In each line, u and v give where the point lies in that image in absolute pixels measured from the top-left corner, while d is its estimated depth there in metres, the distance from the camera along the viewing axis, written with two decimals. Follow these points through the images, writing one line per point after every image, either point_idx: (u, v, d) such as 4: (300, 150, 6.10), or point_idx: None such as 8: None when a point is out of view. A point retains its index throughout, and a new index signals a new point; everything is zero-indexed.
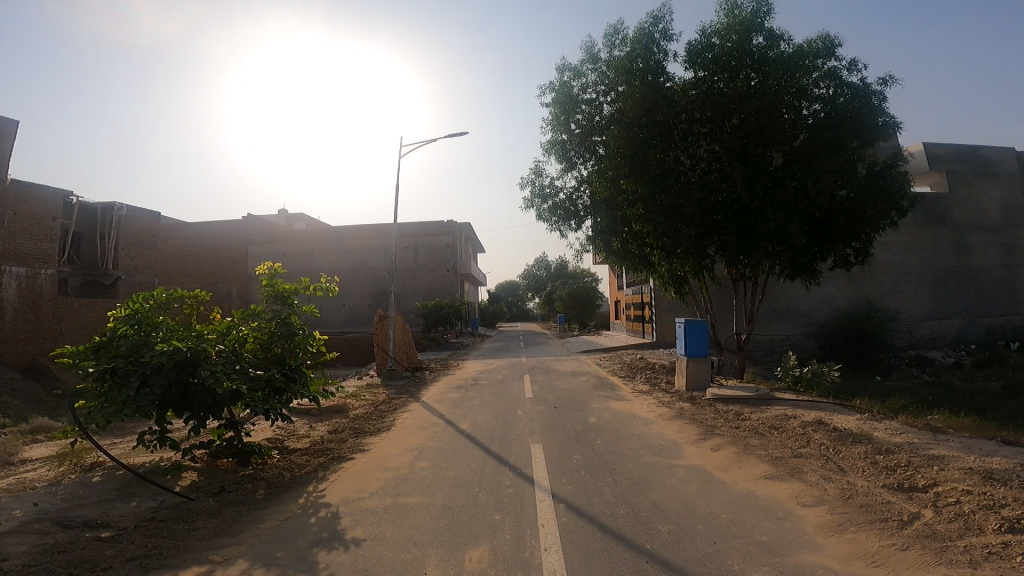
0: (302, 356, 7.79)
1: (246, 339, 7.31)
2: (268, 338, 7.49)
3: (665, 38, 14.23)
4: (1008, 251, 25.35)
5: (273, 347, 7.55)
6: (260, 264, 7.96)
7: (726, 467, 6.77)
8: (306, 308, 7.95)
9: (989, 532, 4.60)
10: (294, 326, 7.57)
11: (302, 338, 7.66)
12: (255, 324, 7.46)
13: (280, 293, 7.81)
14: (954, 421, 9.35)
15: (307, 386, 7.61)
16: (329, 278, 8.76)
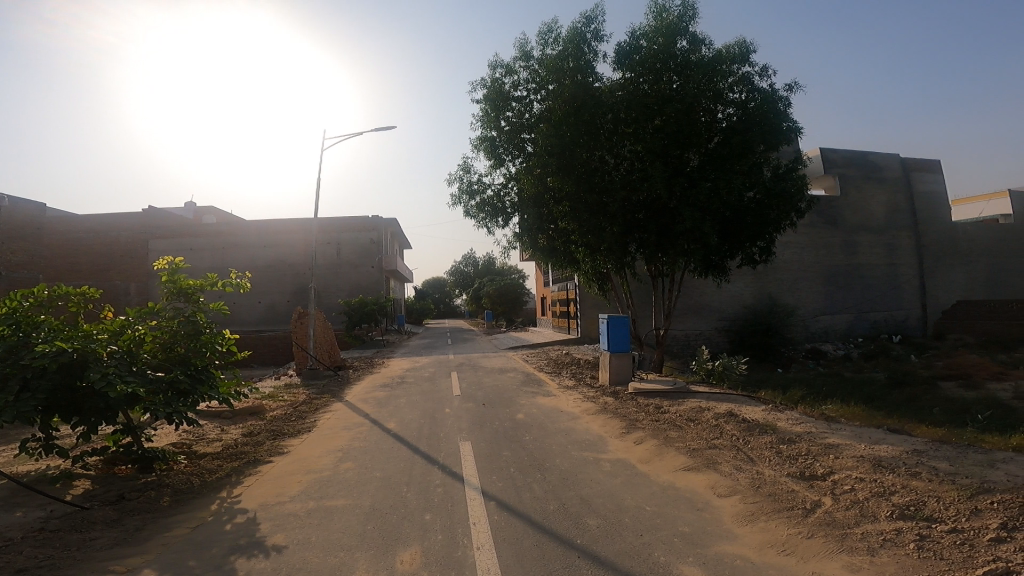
0: (210, 356, 7.40)
1: (144, 339, 6.89)
2: (170, 337, 7.08)
3: (596, 38, 14.48)
4: (891, 250, 27.46)
5: (177, 348, 7.14)
6: (159, 260, 7.55)
7: (648, 460, 6.99)
8: (213, 306, 7.57)
9: (883, 518, 4.96)
10: (199, 324, 7.22)
11: (209, 338, 7.30)
12: (154, 323, 7.03)
13: (182, 289, 7.43)
14: (847, 411, 10.04)
15: (216, 388, 7.23)
16: (240, 274, 8.39)
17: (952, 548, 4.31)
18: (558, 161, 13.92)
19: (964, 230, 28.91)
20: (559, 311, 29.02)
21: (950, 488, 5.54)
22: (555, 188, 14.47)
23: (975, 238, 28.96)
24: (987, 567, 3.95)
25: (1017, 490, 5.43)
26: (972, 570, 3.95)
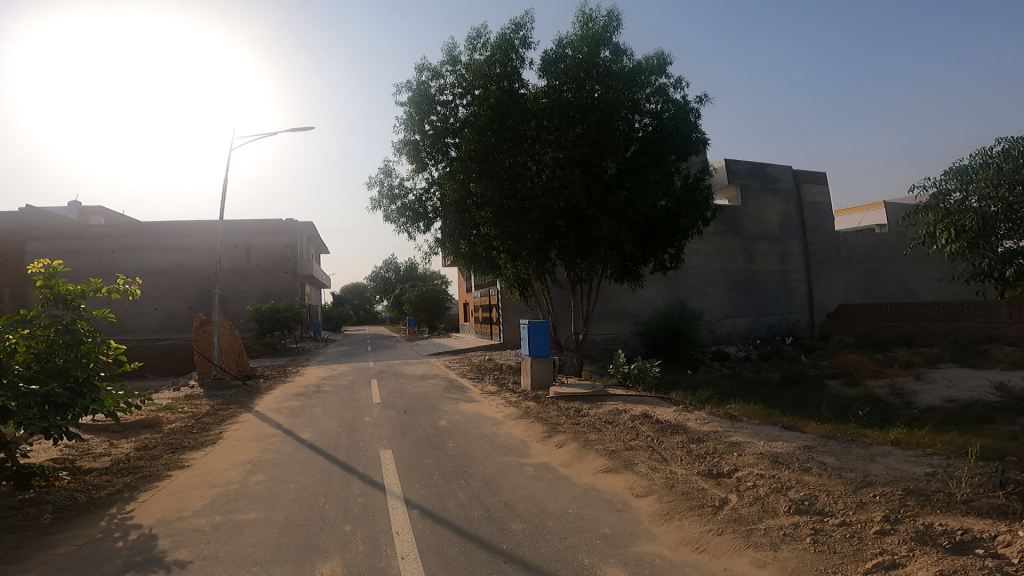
0: (94, 367, 6.88)
1: (15, 349, 6.32)
2: (47, 347, 6.52)
3: (524, 46, 14.61)
4: (785, 258, 29.25)
5: (55, 359, 6.57)
6: (33, 263, 6.94)
7: (569, 463, 7.09)
8: (98, 313, 7.03)
9: (783, 513, 5.25)
10: (80, 333, 6.68)
11: (92, 347, 6.73)
12: (28, 333, 6.47)
13: (61, 295, 6.88)
14: (750, 409, 10.58)
15: (99, 401, 6.67)
16: (129, 279, 7.85)
17: (844, 541, 4.62)
18: (482, 166, 13.95)
19: (846, 239, 31.20)
20: (481, 317, 29.01)
21: (840, 482, 5.93)
22: (477, 194, 14.46)
23: (855, 247, 31.30)
24: (875, 560, 4.24)
25: (896, 483, 5.89)
26: (862, 562, 4.25)
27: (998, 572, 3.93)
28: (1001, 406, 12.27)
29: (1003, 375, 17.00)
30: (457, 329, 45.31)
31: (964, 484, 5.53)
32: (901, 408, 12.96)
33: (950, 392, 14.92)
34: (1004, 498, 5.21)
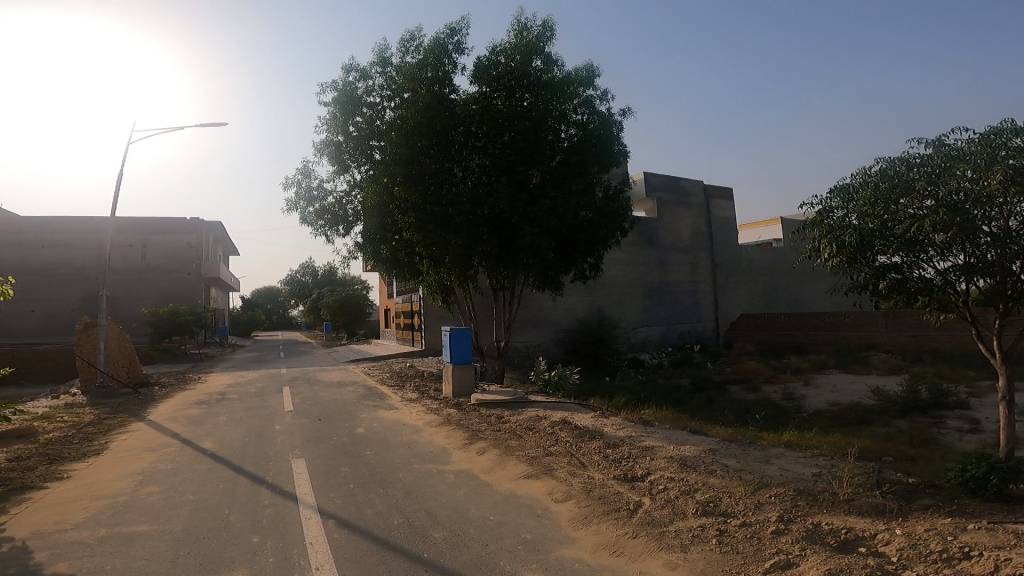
0: None
1: None
2: None
3: (457, 51, 14.61)
4: (695, 269, 30.50)
5: None
6: None
7: (490, 469, 7.09)
8: None
9: (691, 515, 5.45)
10: None
11: None
12: None
13: None
14: (664, 415, 10.94)
15: None
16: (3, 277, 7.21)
17: (746, 541, 4.84)
18: (407, 171, 13.81)
19: (749, 253, 32.91)
20: (402, 323, 28.62)
21: (740, 484, 6.23)
22: (401, 198, 14.31)
23: (756, 260, 33.06)
24: (773, 559, 4.46)
25: (790, 483, 6.24)
26: (763, 561, 4.45)
27: (880, 569, 4.23)
28: (879, 408, 13.29)
29: (883, 380, 18.43)
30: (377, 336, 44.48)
31: (848, 484, 5.94)
32: (793, 412, 13.78)
33: (837, 397, 16.02)
34: (883, 497, 5.64)
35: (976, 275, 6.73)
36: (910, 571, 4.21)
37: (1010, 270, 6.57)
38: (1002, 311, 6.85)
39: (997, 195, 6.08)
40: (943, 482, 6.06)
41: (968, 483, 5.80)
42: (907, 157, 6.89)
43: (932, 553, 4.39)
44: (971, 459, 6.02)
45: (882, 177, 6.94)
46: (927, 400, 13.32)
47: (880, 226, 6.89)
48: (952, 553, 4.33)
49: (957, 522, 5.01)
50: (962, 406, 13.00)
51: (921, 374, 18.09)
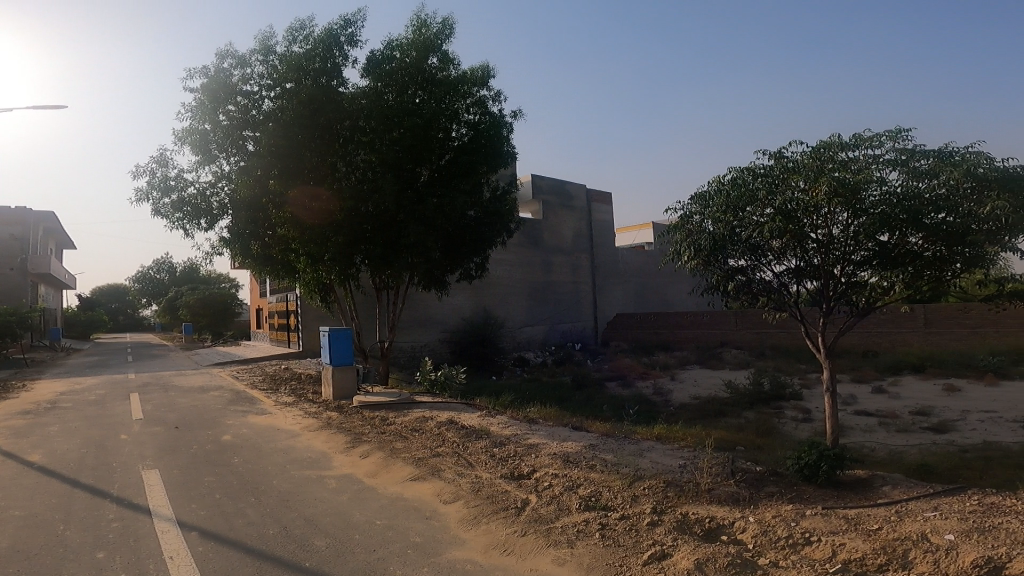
0: None
1: None
2: None
3: (350, 44, 14.20)
4: (576, 270, 31.43)
5: None
6: None
7: (374, 473, 6.93)
8: None
9: (574, 510, 5.60)
10: None
11: None
12: None
13: None
14: (548, 412, 11.17)
15: None
16: None
17: (626, 534, 5.03)
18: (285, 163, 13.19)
19: (624, 255, 34.42)
20: (275, 324, 27.35)
21: (617, 478, 6.48)
22: (277, 193, 13.67)
23: (630, 262, 34.67)
24: (650, 551, 4.67)
25: (661, 475, 6.58)
26: (641, 553, 4.65)
27: (741, 556, 4.54)
28: (734, 400, 14.38)
29: (735, 374, 20.00)
30: (248, 337, 42.26)
31: (709, 473, 6.35)
32: (661, 406, 14.58)
33: (699, 391, 17.14)
34: (737, 486, 6.09)
35: (806, 276, 7.49)
36: (765, 557, 4.56)
37: (833, 273, 7.33)
38: (825, 310, 7.58)
39: (822, 206, 6.75)
40: (785, 469, 6.59)
41: (804, 470, 6.34)
42: (753, 167, 7.48)
43: (781, 539, 4.80)
44: (805, 446, 6.60)
45: (733, 186, 7.48)
46: (769, 391, 14.62)
47: (730, 231, 7.53)
48: (798, 540, 4.75)
49: (798, 508, 5.50)
50: (797, 398, 14.43)
51: (763, 367, 19.80)
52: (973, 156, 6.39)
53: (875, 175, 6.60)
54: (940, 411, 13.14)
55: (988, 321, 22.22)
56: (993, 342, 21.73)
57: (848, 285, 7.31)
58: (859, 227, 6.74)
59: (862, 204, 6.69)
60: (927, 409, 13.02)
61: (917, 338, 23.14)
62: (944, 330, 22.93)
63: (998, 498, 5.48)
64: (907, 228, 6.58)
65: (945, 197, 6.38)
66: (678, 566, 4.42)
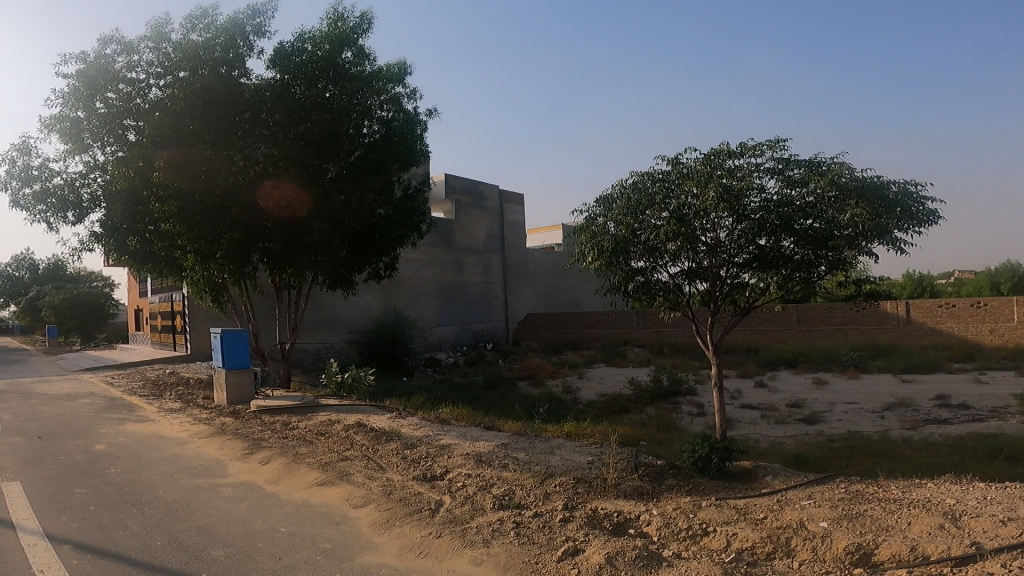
0: None
1: None
2: None
3: (257, 34, 13.68)
4: (487, 270, 31.54)
5: None
6: None
7: (276, 479, 6.69)
8: None
9: (489, 509, 5.61)
10: None
11: None
12: None
13: None
14: (461, 413, 11.14)
15: None
16: None
17: (540, 532, 5.09)
18: (171, 156, 12.42)
19: (534, 256, 34.88)
20: (159, 326, 25.73)
21: (529, 476, 6.56)
22: (160, 185, 12.84)
23: (540, 263, 35.16)
24: (564, 547, 4.74)
25: (571, 472, 6.71)
26: (556, 550, 4.72)
27: (648, 549, 4.71)
28: (637, 396, 14.90)
29: (638, 372, 20.70)
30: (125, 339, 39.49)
31: (616, 468, 6.54)
32: (570, 404, 14.86)
33: (605, 388, 17.62)
34: (641, 480, 6.31)
35: (698, 277, 7.95)
36: (669, 549, 4.76)
37: (719, 276, 7.86)
38: (713, 310, 8.04)
39: (711, 210, 7.13)
40: (682, 463, 6.89)
41: (698, 463, 6.62)
42: (653, 172, 7.73)
43: (682, 531, 5.02)
44: (698, 439, 6.87)
45: (633, 189, 7.72)
46: (667, 387, 15.25)
47: (631, 233, 7.76)
48: (696, 531, 4.99)
49: (695, 500, 5.77)
50: (692, 393, 15.15)
51: (664, 365, 20.64)
52: (836, 166, 6.94)
53: (755, 183, 7.11)
54: (811, 403, 14.17)
55: (848, 320, 24.47)
56: (852, 338, 24.05)
57: (732, 286, 7.85)
58: (740, 232, 7.25)
59: (744, 209, 7.16)
60: (799, 402, 14.03)
61: (789, 336, 25.09)
62: (815, 328, 24.79)
63: (864, 486, 5.98)
64: (780, 233, 7.13)
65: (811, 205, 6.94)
66: (592, 561, 4.51)
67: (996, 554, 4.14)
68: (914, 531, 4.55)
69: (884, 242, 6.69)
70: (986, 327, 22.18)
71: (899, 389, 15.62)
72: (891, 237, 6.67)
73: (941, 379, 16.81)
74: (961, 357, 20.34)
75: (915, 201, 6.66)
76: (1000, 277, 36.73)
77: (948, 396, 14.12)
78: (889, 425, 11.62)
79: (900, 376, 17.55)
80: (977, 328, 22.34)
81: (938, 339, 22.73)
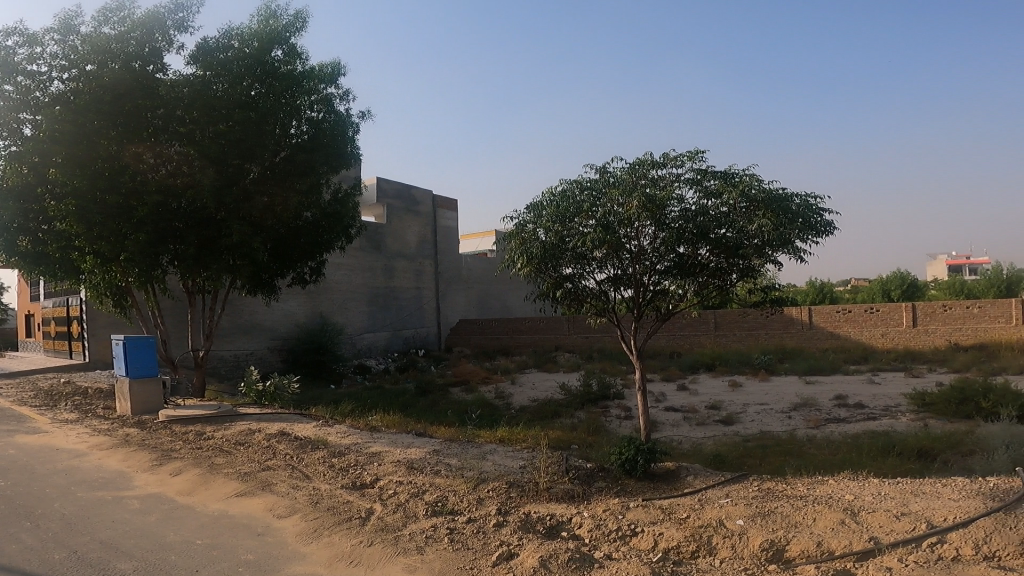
0: None
1: None
2: None
3: (178, 29, 13.14)
4: (418, 275, 31.25)
5: None
6: None
7: (190, 490, 6.43)
8: None
9: (422, 517, 5.55)
10: None
11: None
12: None
13: None
14: (390, 420, 10.98)
15: None
16: None
17: (473, 537, 5.08)
18: (71, 155, 11.90)
19: (467, 261, 34.83)
20: (53, 332, 24.07)
21: (462, 481, 6.53)
22: (57, 182, 12.15)
23: (473, 269, 35.14)
24: (498, 551, 4.75)
25: (503, 476, 6.73)
26: (489, 555, 4.72)
27: (581, 551, 4.76)
28: (567, 401, 15.08)
29: (568, 377, 20.96)
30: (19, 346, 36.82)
31: (547, 472, 6.60)
32: (503, 409, 14.89)
33: (536, 393, 17.75)
34: (572, 483, 6.39)
35: (623, 284, 8.13)
36: (601, 551, 4.83)
37: (643, 282, 8.06)
38: (637, 315, 8.24)
39: (635, 218, 7.32)
40: (610, 465, 7.01)
41: (624, 464, 6.75)
42: (581, 180, 7.85)
43: (613, 532, 5.12)
44: (624, 442, 6.99)
45: (561, 197, 7.80)
46: (596, 392, 15.51)
47: (560, 241, 7.81)
48: (626, 532, 5.10)
49: (624, 501, 5.89)
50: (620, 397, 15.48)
51: (592, 370, 20.98)
52: (749, 178, 7.28)
53: (676, 193, 7.37)
54: (726, 404, 14.73)
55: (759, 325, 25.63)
56: (763, 342, 25.20)
57: (654, 293, 8.08)
58: (663, 239, 7.46)
59: (665, 218, 7.39)
60: (717, 403, 14.58)
61: (707, 340, 26.03)
62: (731, 333, 25.79)
63: (775, 483, 6.26)
64: (698, 241, 7.40)
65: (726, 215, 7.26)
66: (526, 565, 4.52)
67: (892, 547, 4.41)
68: (819, 527, 4.80)
69: (788, 250, 7.12)
70: (880, 331, 23.83)
71: (803, 390, 16.50)
72: (792, 245, 7.22)
73: (839, 380, 17.89)
74: (856, 358, 21.74)
75: (814, 213, 7.28)
76: (890, 283, 39.26)
77: (846, 395, 15.03)
78: (795, 424, 12.24)
79: (805, 378, 18.53)
80: (871, 332, 23.95)
81: (836, 343, 24.17)
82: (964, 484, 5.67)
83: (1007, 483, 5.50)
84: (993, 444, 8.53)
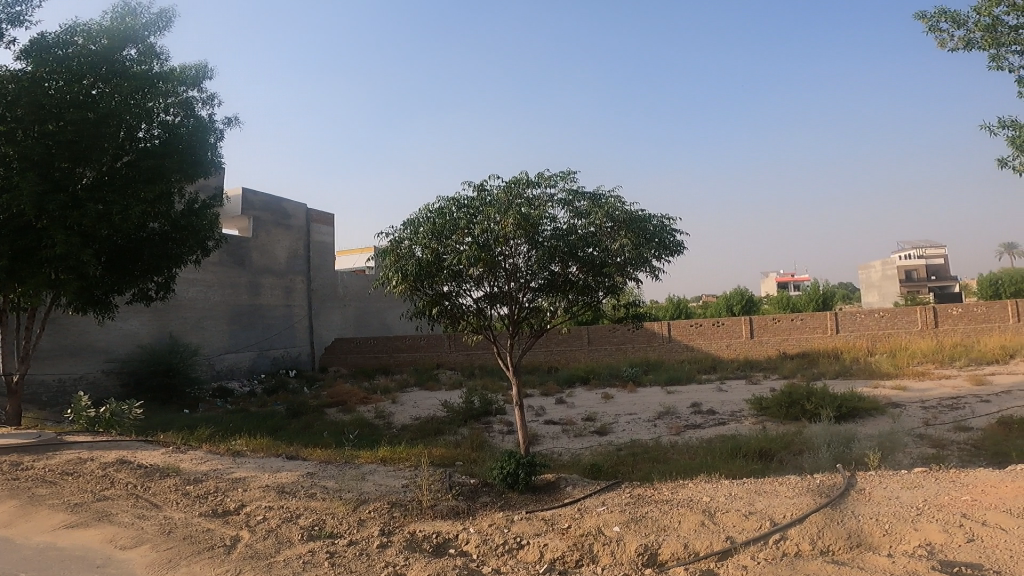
0: None
1: None
2: None
3: (9, 22, 11.84)
4: (288, 292, 29.93)
5: None
6: None
7: (9, 524, 5.77)
8: None
9: (297, 542, 5.25)
10: None
11: None
12: None
13: None
14: (253, 443, 10.37)
15: None
16: None
17: (356, 559, 4.87)
18: None
19: (343, 279, 33.87)
20: None
21: (341, 503, 6.27)
22: None
23: (348, 286, 34.21)
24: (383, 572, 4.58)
25: (385, 497, 6.52)
26: None
27: (468, 567, 4.69)
28: (448, 418, 14.96)
29: (449, 395, 20.81)
30: None
31: (430, 491, 6.47)
32: (382, 429, 14.53)
33: (417, 412, 17.45)
34: (456, 499, 6.32)
35: (498, 302, 8.22)
36: (488, 565, 4.78)
37: (517, 299, 8.17)
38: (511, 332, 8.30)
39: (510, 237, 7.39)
40: (493, 480, 7.00)
41: (506, 479, 6.77)
42: (458, 199, 7.80)
43: (499, 546, 5.09)
44: (505, 456, 7.02)
45: (437, 215, 7.71)
46: (478, 408, 15.50)
47: (437, 259, 7.71)
48: (511, 544, 5.10)
49: (508, 515, 5.89)
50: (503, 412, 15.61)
51: (474, 387, 20.98)
52: (613, 199, 7.65)
53: (548, 213, 7.57)
54: (600, 416, 15.24)
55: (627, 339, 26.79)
56: (631, 355, 26.34)
57: (528, 310, 8.22)
58: (535, 258, 7.60)
59: (539, 236, 7.53)
60: (592, 415, 15.04)
61: (582, 355, 26.86)
62: (601, 347, 26.78)
63: (645, 489, 6.53)
64: (568, 259, 7.61)
65: (593, 235, 7.53)
66: None
67: (745, 545, 4.70)
68: (684, 529, 5.04)
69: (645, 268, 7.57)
70: (724, 342, 25.57)
71: (666, 399, 17.36)
72: (649, 264, 7.67)
73: (694, 389, 19.04)
74: (708, 368, 23.34)
75: (667, 234, 7.75)
76: (733, 300, 42.40)
77: (701, 403, 16.03)
78: (660, 431, 12.87)
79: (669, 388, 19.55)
80: (718, 343, 25.67)
81: (693, 355, 25.73)
82: (799, 481, 6.22)
83: (831, 480, 6.06)
84: (817, 443, 9.36)
